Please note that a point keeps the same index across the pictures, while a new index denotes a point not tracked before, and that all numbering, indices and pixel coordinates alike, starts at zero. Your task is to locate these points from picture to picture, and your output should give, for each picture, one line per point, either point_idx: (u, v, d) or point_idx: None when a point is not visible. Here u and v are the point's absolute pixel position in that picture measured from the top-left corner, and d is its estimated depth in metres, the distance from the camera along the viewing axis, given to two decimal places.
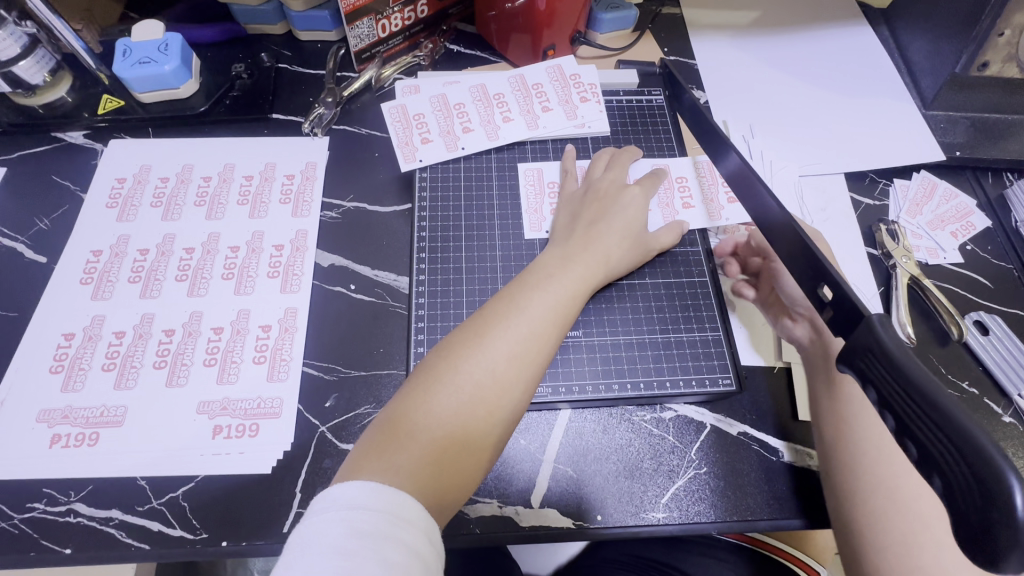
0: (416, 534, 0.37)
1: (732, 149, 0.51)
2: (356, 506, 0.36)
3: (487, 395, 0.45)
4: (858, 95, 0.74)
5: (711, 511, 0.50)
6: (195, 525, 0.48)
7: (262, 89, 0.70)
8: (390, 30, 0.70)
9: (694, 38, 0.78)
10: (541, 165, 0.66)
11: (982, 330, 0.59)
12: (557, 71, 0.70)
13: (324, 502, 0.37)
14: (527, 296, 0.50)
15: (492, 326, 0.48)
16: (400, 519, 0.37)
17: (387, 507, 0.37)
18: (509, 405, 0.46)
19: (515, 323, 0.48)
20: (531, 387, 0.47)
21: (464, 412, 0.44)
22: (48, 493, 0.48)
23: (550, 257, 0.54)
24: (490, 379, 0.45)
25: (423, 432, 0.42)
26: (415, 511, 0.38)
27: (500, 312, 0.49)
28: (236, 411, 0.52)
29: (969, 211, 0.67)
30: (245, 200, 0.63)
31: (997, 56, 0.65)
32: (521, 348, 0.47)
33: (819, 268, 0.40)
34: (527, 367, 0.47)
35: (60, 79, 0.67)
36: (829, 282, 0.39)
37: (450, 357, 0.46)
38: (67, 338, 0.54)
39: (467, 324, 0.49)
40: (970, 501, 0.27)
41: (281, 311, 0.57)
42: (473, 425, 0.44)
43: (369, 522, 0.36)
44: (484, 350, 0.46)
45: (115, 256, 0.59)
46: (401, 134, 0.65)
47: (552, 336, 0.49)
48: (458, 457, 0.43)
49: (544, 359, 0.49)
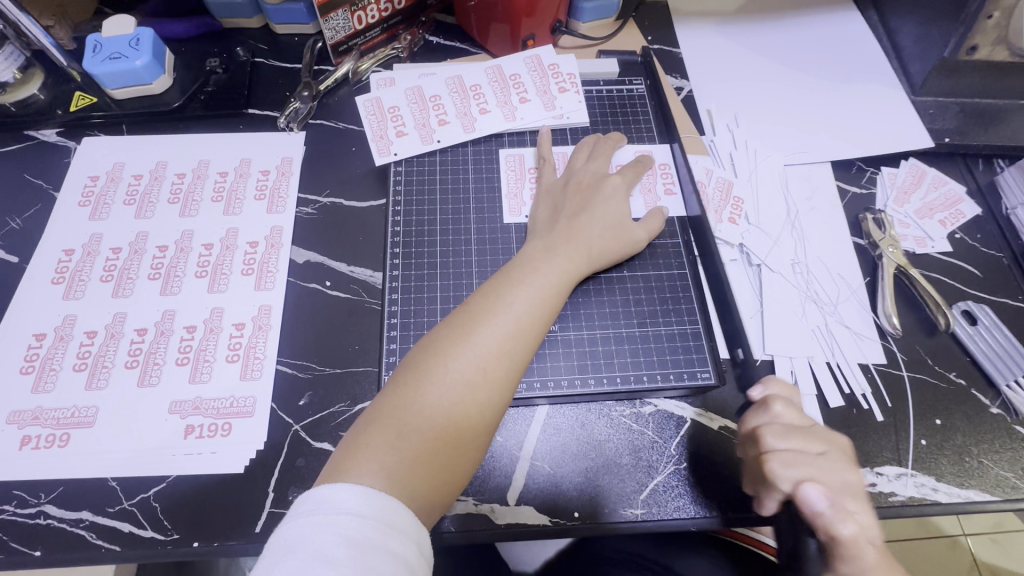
0: (405, 543, 0.36)
1: (676, 141, 0.65)
2: (347, 511, 0.36)
3: (478, 391, 0.44)
4: (845, 82, 0.73)
5: (691, 508, 0.49)
6: (167, 526, 0.47)
7: (237, 84, 0.69)
8: (367, 21, 0.69)
9: (678, 26, 0.77)
10: (521, 152, 0.65)
11: (970, 320, 0.58)
12: (536, 61, 0.68)
13: (313, 504, 0.36)
14: (514, 289, 0.49)
15: (478, 320, 0.47)
16: (391, 528, 0.36)
17: (379, 514, 0.36)
18: (499, 400, 0.45)
19: (503, 317, 0.47)
20: (518, 380, 0.47)
21: (455, 410, 0.43)
22: (18, 495, 0.48)
23: (534, 249, 0.53)
24: (480, 375, 0.44)
25: (413, 431, 0.42)
26: (404, 516, 0.37)
27: (487, 306, 0.48)
28: (208, 410, 0.51)
29: (958, 199, 0.65)
30: (220, 196, 0.62)
31: (986, 40, 0.63)
32: (509, 343, 0.46)
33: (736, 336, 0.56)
34: (515, 361, 0.46)
35: (31, 76, 0.66)
36: (741, 347, 0.55)
37: (437, 352, 0.45)
38: (38, 339, 0.54)
39: (452, 317, 0.48)
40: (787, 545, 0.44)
41: (255, 309, 0.56)
42: (464, 422, 0.43)
43: (358, 530, 0.35)
44: (473, 345, 0.45)
45: (88, 255, 0.58)
46: (376, 127, 0.64)
47: (539, 329, 0.48)
48: (450, 455, 0.42)
49: (531, 350, 0.48)
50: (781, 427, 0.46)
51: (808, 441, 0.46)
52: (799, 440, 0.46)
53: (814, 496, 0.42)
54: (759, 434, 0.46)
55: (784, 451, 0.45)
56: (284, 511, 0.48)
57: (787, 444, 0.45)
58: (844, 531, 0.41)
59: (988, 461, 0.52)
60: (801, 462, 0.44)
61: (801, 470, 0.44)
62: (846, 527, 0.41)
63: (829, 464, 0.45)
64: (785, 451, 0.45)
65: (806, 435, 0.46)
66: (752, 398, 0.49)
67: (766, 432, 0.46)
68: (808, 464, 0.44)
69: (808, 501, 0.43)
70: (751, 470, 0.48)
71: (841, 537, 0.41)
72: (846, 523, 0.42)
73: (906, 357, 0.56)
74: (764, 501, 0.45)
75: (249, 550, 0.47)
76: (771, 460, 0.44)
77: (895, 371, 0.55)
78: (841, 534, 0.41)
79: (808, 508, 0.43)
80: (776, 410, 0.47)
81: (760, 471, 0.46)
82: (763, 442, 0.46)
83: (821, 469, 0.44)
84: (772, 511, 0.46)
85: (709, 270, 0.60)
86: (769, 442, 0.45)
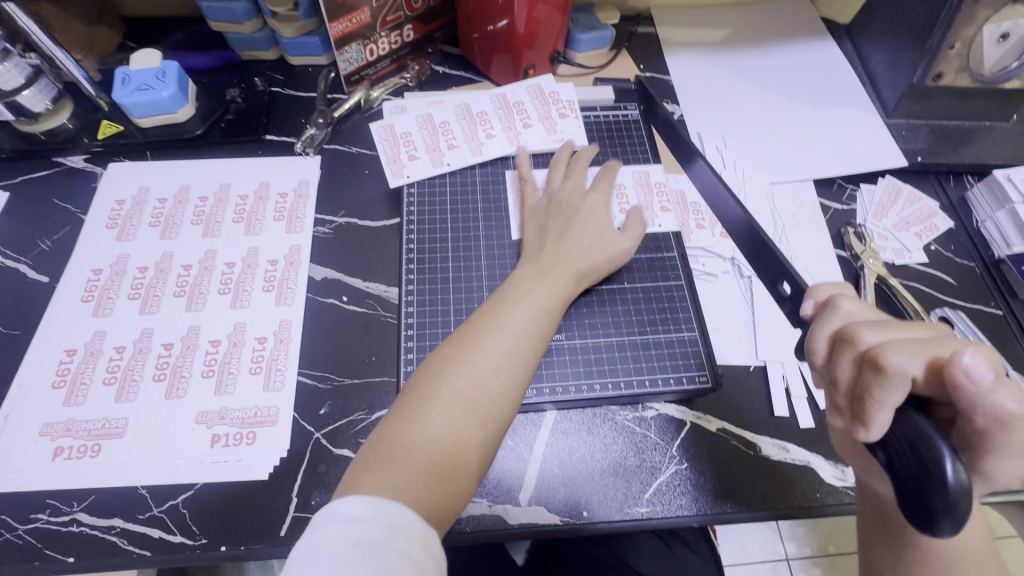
0: (414, 542, 0.39)
1: (700, 157, 0.59)
2: (355, 518, 0.39)
3: (478, 406, 0.47)
4: (824, 106, 0.78)
5: (693, 505, 0.52)
6: (195, 531, 0.49)
7: (255, 112, 0.73)
8: (378, 53, 0.74)
9: (668, 55, 0.82)
10: (534, 173, 0.69)
11: (947, 325, 0.62)
12: (538, 89, 0.73)
13: (325, 517, 0.39)
14: (509, 311, 0.52)
15: (476, 341, 0.50)
16: (396, 528, 0.39)
17: (383, 516, 0.39)
18: (499, 414, 0.48)
19: (499, 338, 0.50)
20: (517, 394, 0.50)
21: (457, 425, 0.46)
22: (51, 504, 0.50)
23: (527, 272, 0.57)
24: (479, 392, 0.47)
25: (418, 446, 0.45)
26: (411, 519, 0.40)
27: (483, 329, 0.51)
28: (233, 420, 0.54)
29: (932, 213, 0.70)
30: (241, 217, 0.65)
31: (950, 67, 0.69)
32: (506, 360, 0.49)
33: (776, 268, 0.51)
34: (513, 377, 0.49)
35: (62, 106, 0.70)
36: (787, 279, 0.49)
37: (439, 372, 0.48)
38: (69, 355, 0.56)
39: (451, 339, 0.51)
40: (914, 475, 0.32)
41: (276, 323, 0.59)
42: (466, 436, 0.46)
43: (368, 533, 0.38)
44: (471, 365, 0.48)
45: (115, 275, 0.61)
46: (389, 152, 0.68)
47: (534, 347, 0.52)
48: (455, 468, 0.45)
49: (528, 366, 0.51)
50: (871, 322, 0.37)
51: (910, 327, 0.36)
52: (899, 329, 0.36)
53: (978, 369, 0.31)
54: (852, 331, 0.37)
55: (895, 342, 0.35)
56: (308, 515, 0.50)
57: (886, 336, 0.36)
58: (1008, 407, 0.31)
59: None
60: (924, 345, 0.34)
61: (931, 351, 0.33)
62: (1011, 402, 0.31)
63: (952, 342, 0.35)
64: (894, 341, 0.35)
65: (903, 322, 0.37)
66: (807, 313, 0.43)
67: (858, 326, 0.37)
68: (933, 345, 0.34)
69: (971, 376, 0.31)
70: (846, 385, 0.37)
71: (1005, 415, 0.31)
72: (1010, 398, 0.31)
73: None
74: (879, 410, 0.34)
75: (274, 553, 0.49)
76: (886, 351, 0.34)
77: None
78: (1005, 411, 0.31)
79: (965, 388, 0.31)
80: (847, 308, 0.40)
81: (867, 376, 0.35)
82: (859, 338, 0.36)
83: (954, 349, 0.34)
84: (885, 430, 0.34)
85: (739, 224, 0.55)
86: (866, 337, 0.36)
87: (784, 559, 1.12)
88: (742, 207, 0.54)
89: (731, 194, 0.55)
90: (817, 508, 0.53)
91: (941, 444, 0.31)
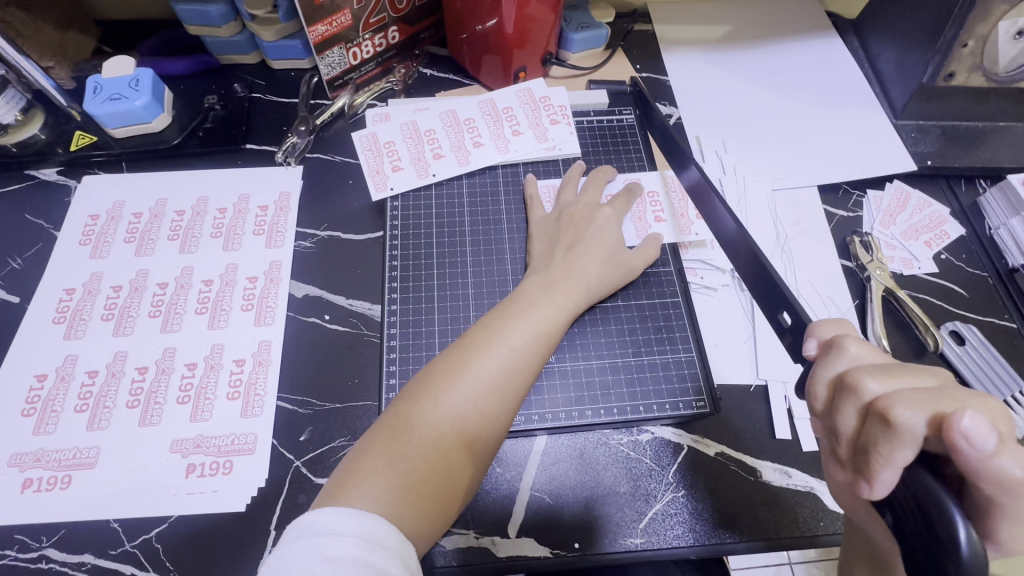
0: (390, 558, 0.36)
1: (692, 164, 0.57)
2: (331, 530, 0.36)
3: (471, 423, 0.45)
4: (829, 107, 0.75)
5: (690, 535, 0.49)
6: (168, 567, 0.47)
7: (235, 120, 0.70)
8: (361, 57, 0.70)
9: (665, 55, 0.79)
10: (555, 182, 0.66)
11: (958, 340, 0.59)
12: (528, 94, 0.70)
13: (299, 529, 0.37)
14: (511, 324, 0.50)
15: (475, 353, 0.47)
16: (375, 544, 0.36)
17: (362, 531, 0.36)
18: (491, 435, 0.45)
19: (499, 352, 0.48)
20: (512, 415, 0.48)
21: (447, 443, 0.43)
22: (19, 539, 0.48)
23: (532, 284, 0.54)
24: (474, 409, 0.45)
25: (403, 460, 0.42)
26: (390, 535, 0.37)
27: (482, 340, 0.48)
28: (209, 448, 0.51)
29: (942, 220, 0.67)
30: (219, 232, 0.63)
31: (962, 66, 0.66)
32: (504, 377, 0.47)
33: (778, 297, 0.47)
34: (509, 397, 0.47)
35: (31, 116, 0.67)
36: (789, 309, 0.46)
37: (433, 384, 0.46)
38: (40, 380, 0.54)
39: (448, 350, 0.49)
40: (922, 539, 0.29)
41: (254, 345, 0.56)
42: (454, 454, 0.43)
43: (341, 548, 0.35)
44: (469, 379, 0.46)
45: (89, 294, 0.59)
46: (372, 162, 0.66)
47: (534, 365, 0.49)
48: (441, 486, 0.42)
49: (526, 385, 0.48)
50: (876, 368, 0.35)
51: (917, 376, 0.34)
52: (904, 377, 0.34)
53: (979, 432, 0.28)
54: (855, 379, 0.34)
55: (900, 392, 0.32)
56: None
57: (892, 385, 0.33)
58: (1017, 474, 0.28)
59: None
60: (934, 398, 0.31)
61: (940, 405, 0.31)
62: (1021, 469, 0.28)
63: (963, 395, 0.32)
64: (899, 391, 0.33)
65: (909, 369, 0.34)
66: (810, 355, 0.40)
67: (861, 373, 0.34)
68: (944, 398, 0.31)
69: (970, 439, 0.28)
70: (849, 434, 0.35)
71: (1013, 482, 0.28)
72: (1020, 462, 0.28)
73: None
74: (882, 467, 0.31)
75: None
76: (892, 405, 0.32)
77: None
78: (1013, 478, 0.28)
79: (970, 450, 0.29)
80: (853, 352, 0.37)
81: (869, 428, 0.33)
82: (863, 387, 0.34)
83: (962, 404, 0.31)
84: (889, 488, 0.32)
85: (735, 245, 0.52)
86: (869, 386, 0.34)
87: (787, 564, 1.10)
88: (734, 217, 0.51)
89: (724, 202, 0.53)
90: (819, 539, 0.50)
91: (950, 504, 0.28)
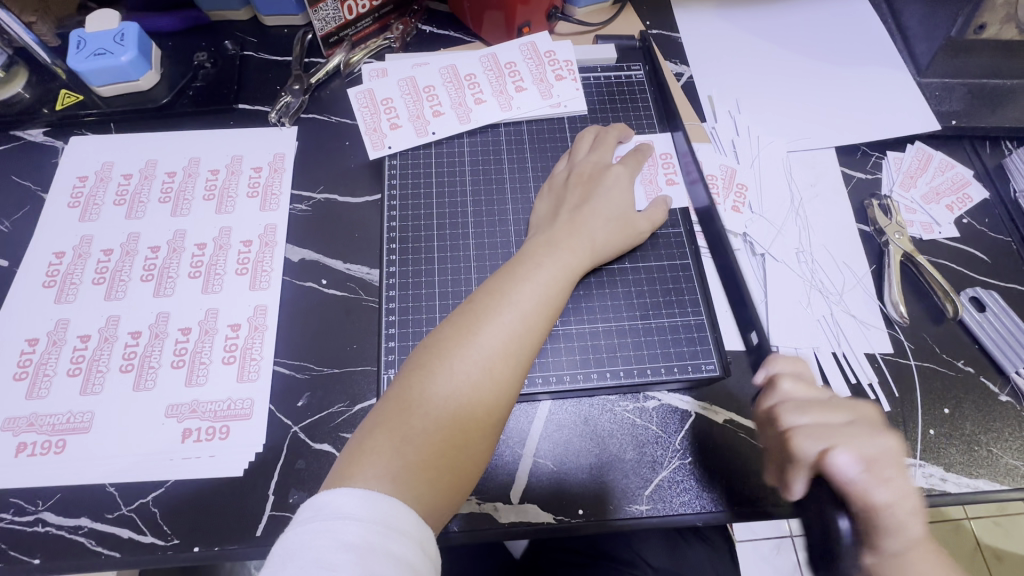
0: (409, 546, 0.35)
1: (681, 130, 0.63)
2: (347, 515, 0.34)
3: (482, 393, 0.43)
4: (849, 65, 0.71)
5: (697, 502, 0.48)
6: (166, 531, 0.47)
7: (226, 79, 0.67)
8: (357, 11, 0.67)
9: (677, 10, 0.75)
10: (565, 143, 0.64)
11: (978, 307, 0.57)
12: (531, 48, 0.67)
13: (313, 510, 0.35)
14: (517, 286, 0.48)
15: (482, 320, 0.45)
16: (393, 531, 0.35)
17: (378, 516, 0.35)
18: (505, 402, 0.44)
19: (505, 318, 0.45)
20: (522, 379, 0.46)
21: (460, 412, 0.42)
22: (15, 503, 0.47)
23: (536, 244, 0.52)
24: (485, 376, 0.43)
25: (417, 434, 0.40)
26: (406, 518, 0.36)
27: (488, 306, 0.46)
28: (205, 413, 0.50)
29: (965, 182, 0.64)
30: (212, 195, 0.60)
31: (994, 18, 0.62)
32: (516, 342, 0.45)
33: (749, 319, 0.54)
34: (521, 361, 0.45)
35: (14, 74, 0.65)
36: (756, 331, 0.53)
37: (441, 352, 0.43)
38: (31, 344, 0.53)
39: (454, 316, 0.46)
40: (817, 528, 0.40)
41: (250, 309, 0.55)
42: (469, 426, 0.42)
43: (357, 534, 0.34)
44: (476, 347, 0.44)
45: (79, 258, 0.57)
46: (369, 120, 0.63)
47: (542, 327, 0.47)
48: (456, 459, 0.41)
49: (536, 348, 0.46)
50: (797, 403, 0.43)
51: (829, 411, 0.42)
52: (818, 411, 0.42)
53: (846, 462, 0.39)
54: (778, 413, 0.43)
55: (808, 424, 0.42)
56: (285, 514, 0.48)
57: (808, 419, 0.42)
58: (878, 498, 0.38)
59: (999, 450, 0.51)
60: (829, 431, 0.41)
61: (828, 439, 0.40)
62: (881, 494, 0.38)
63: (857, 431, 0.41)
64: (807, 423, 0.42)
65: (825, 407, 0.43)
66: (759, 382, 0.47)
67: (784, 409, 0.43)
68: (836, 433, 0.41)
69: (840, 468, 0.39)
70: (774, 451, 0.44)
71: (876, 504, 0.38)
72: (880, 490, 0.38)
73: (914, 346, 0.55)
74: (794, 479, 0.41)
75: (250, 554, 0.46)
76: (795, 435, 0.41)
77: (903, 360, 0.55)
78: (876, 501, 0.38)
79: (839, 475, 0.39)
80: (787, 389, 0.45)
81: (784, 451, 0.42)
82: (783, 419, 0.43)
83: (851, 437, 0.40)
84: (801, 494, 0.42)
85: (715, 241, 0.59)
86: (788, 419, 0.42)
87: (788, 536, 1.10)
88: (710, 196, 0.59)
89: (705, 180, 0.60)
90: None
91: (839, 512, 0.39)
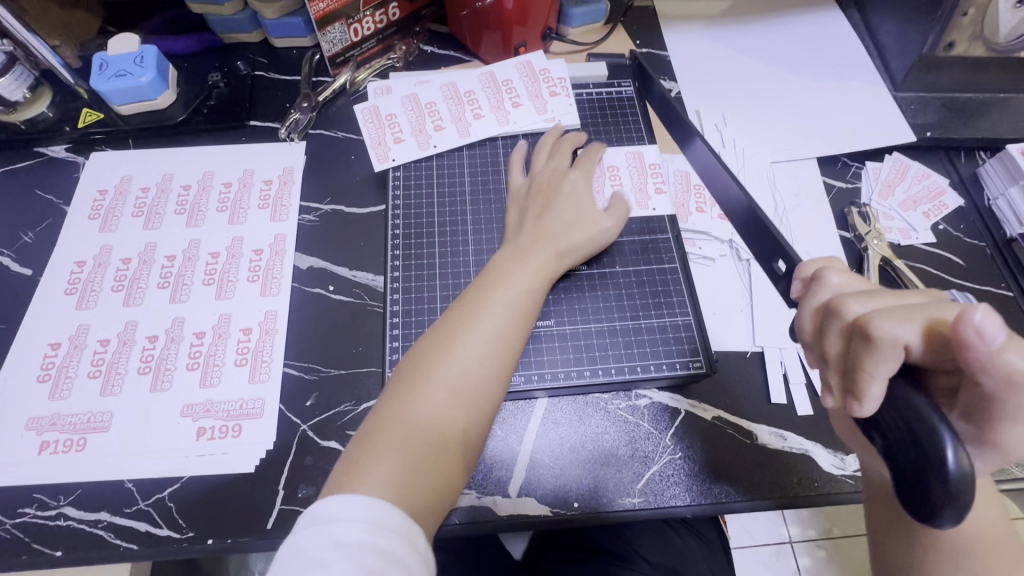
0: (400, 541, 0.37)
1: (697, 137, 0.55)
2: (339, 517, 0.37)
3: (465, 396, 0.46)
4: (829, 81, 0.75)
5: (687, 496, 0.51)
6: (182, 525, 0.49)
7: (238, 98, 0.71)
8: (362, 33, 0.71)
9: (665, 29, 0.79)
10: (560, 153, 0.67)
11: None
12: (527, 66, 0.70)
13: (308, 516, 0.38)
14: (491, 296, 0.51)
15: (458, 331, 0.48)
16: (382, 528, 0.37)
17: (369, 516, 0.37)
18: (488, 401, 0.47)
19: (482, 325, 0.48)
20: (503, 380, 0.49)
21: (444, 416, 0.44)
22: (38, 498, 0.50)
23: (504, 256, 0.55)
24: (465, 379, 0.46)
25: (404, 441, 0.43)
26: (397, 516, 0.38)
27: (464, 318, 0.49)
28: (218, 412, 0.53)
29: (941, 191, 0.67)
30: (225, 206, 0.64)
31: (962, 36, 0.66)
32: (492, 346, 0.48)
33: (770, 249, 0.48)
34: (500, 361, 0.48)
35: (40, 94, 0.68)
36: (784, 257, 0.46)
37: (421, 365, 0.46)
38: (53, 348, 0.56)
39: (431, 331, 0.49)
40: (907, 461, 0.29)
41: (261, 314, 0.58)
42: (454, 428, 0.44)
43: (349, 533, 0.36)
44: (455, 355, 0.47)
45: (99, 267, 0.60)
46: (374, 134, 0.66)
47: (520, 331, 0.50)
48: (445, 459, 0.43)
49: (514, 350, 0.50)
50: (858, 292, 0.35)
51: (900, 294, 0.34)
52: (889, 296, 0.33)
53: (989, 326, 0.27)
54: (838, 302, 0.34)
55: (885, 308, 0.32)
56: (294, 508, 0.50)
57: (874, 305, 0.33)
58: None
59: None
60: (919, 309, 0.31)
61: (922, 316, 0.31)
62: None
63: (949, 306, 0.31)
64: (884, 309, 0.32)
65: (897, 290, 0.34)
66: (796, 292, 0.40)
67: (844, 298, 0.34)
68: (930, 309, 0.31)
69: (982, 334, 0.28)
70: (837, 362, 0.35)
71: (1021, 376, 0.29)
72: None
73: None
74: (869, 380, 0.31)
75: (262, 546, 0.49)
76: (875, 319, 0.31)
77: None
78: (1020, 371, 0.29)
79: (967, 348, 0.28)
80: (834, 282, 0.37)
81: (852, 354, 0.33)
82: (845, 308, 0.34)
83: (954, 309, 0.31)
84: (876, 405, 0.31)
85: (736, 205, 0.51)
86: (852, 307, 0.33)
87: (786, 542, 1.11)
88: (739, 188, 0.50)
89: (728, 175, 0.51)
90: (817, 497, 0.51)
91: (940, 423, 0.28)
